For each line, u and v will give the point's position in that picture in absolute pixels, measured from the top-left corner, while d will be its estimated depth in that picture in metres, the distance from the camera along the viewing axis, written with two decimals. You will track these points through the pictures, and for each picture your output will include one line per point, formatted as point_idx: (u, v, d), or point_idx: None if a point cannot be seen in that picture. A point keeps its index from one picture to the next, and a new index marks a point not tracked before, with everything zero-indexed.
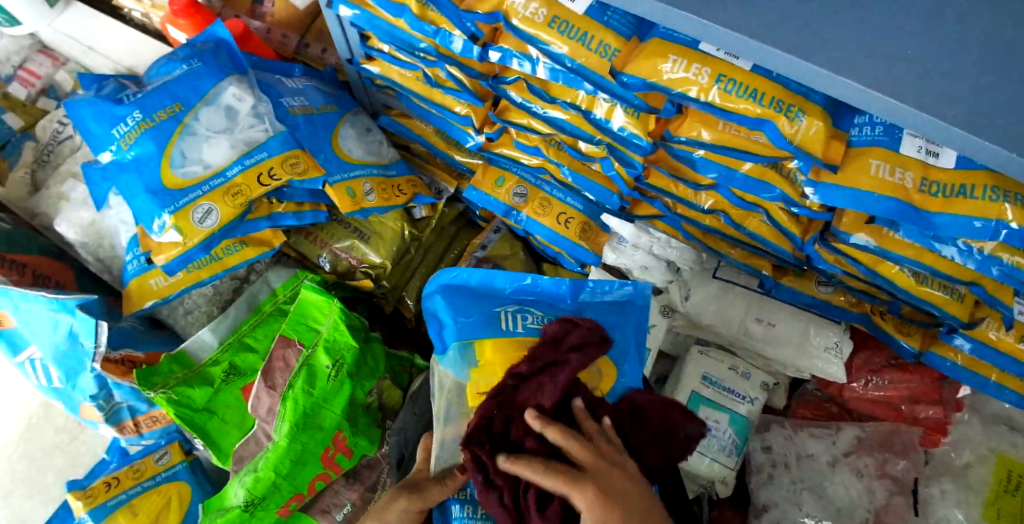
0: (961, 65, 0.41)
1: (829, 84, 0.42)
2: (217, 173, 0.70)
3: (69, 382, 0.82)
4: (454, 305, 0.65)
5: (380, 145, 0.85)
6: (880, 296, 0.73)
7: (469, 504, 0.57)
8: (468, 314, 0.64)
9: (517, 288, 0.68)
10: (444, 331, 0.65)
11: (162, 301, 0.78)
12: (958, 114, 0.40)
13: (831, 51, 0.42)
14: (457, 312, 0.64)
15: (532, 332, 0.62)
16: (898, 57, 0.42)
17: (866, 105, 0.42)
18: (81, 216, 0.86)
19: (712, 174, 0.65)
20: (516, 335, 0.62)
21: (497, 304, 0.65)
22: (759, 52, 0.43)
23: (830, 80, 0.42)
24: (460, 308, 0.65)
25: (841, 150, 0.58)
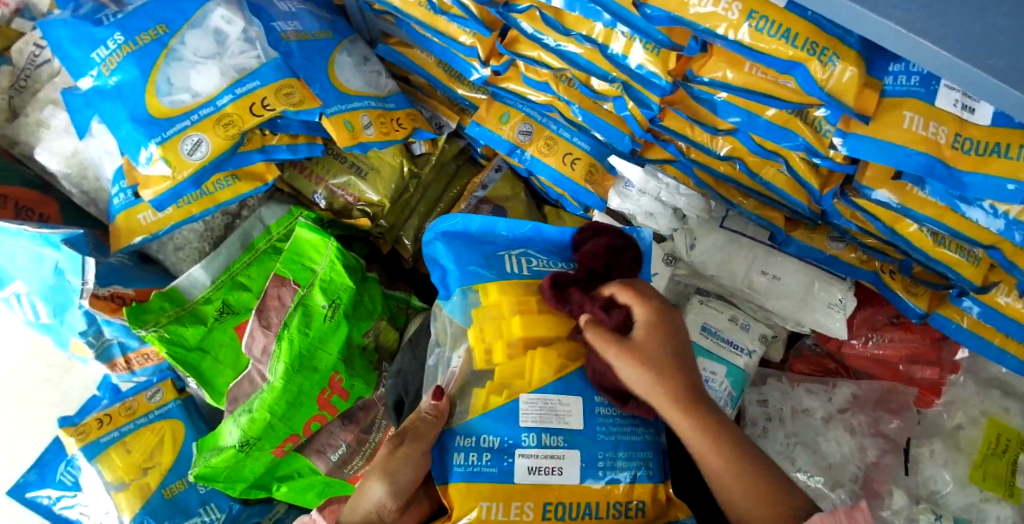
0: None
1: (893, 37, 0.37)
2: (207, 101, 0.66)
3: (58, 317, 0.80)
4: (457, 250, 0.65)
5: (378, 76, 0.80)
6: (893, 254, 0.71)
7: (462, 458, 0.54)
8: (471, 262, 0.64)
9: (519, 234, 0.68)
10: (448, 277, 0.64)
11: (150, 236, 0.75)
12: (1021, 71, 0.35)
13: None
14: (461, 256, 0.64)
15: (536, 274, 0.63)
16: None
17: (914, 53, 0.37)
18: (62, 145, 0.82)
19: (732, 119, 0.62)
20: (520, 277, 0.62)
21: (500, 249, 0.66)
22: None
23: (876, 23, 0.37)
24: (461, 253, 0.65)
25: (874, 98, 0.54)
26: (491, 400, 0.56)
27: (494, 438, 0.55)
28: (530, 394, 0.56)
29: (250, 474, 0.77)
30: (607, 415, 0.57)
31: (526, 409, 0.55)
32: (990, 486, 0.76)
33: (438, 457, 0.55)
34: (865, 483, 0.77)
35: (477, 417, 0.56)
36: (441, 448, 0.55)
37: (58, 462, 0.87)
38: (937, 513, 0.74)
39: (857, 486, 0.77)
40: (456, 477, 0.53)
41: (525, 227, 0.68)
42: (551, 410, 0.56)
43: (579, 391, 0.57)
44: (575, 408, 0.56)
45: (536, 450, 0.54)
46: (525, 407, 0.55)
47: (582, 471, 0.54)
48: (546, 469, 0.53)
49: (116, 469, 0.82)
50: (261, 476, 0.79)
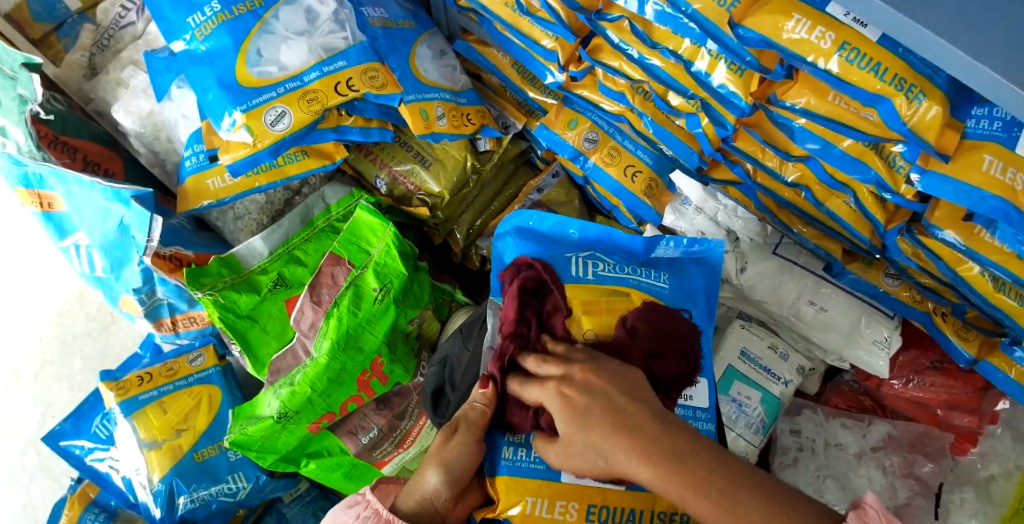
0: None
1: (997, 89, 0.39)
2: (294, 77, 0.68)
3: (113, 272, 0.83)
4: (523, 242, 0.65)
5: (453, 71, 0.82)
6: (947, 296, 0.71)
7: (514, 452, 0.55)
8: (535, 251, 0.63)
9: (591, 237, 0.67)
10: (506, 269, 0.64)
11: (217, 202, 0.77)
12: None
13: (986, 41, 0.39)
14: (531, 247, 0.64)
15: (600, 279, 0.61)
16: None
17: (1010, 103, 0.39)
18: (139, 105, 0.84)
19: (808, 146, 0.63)
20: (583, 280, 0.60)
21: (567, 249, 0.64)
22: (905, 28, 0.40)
23: (980, 73, 0.39)
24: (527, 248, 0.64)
25: (955, 139, 0.54)
26: None
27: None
28: None
29: (285, 446, 0.78)
30: None
31: None
32: None
33: (488, 448, 0.57)
34: None
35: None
36: (492, 439, 0.56)
37: (94, 415, 0.88)
38: None
39: None
40: (507, 470, 0.55)
41: (597, 230, 0.67)
42: None
43: None
44: None
45: None
46: None
47: None
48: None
49: (151, 428, 0.83)
50: (292, 451, 0.80)
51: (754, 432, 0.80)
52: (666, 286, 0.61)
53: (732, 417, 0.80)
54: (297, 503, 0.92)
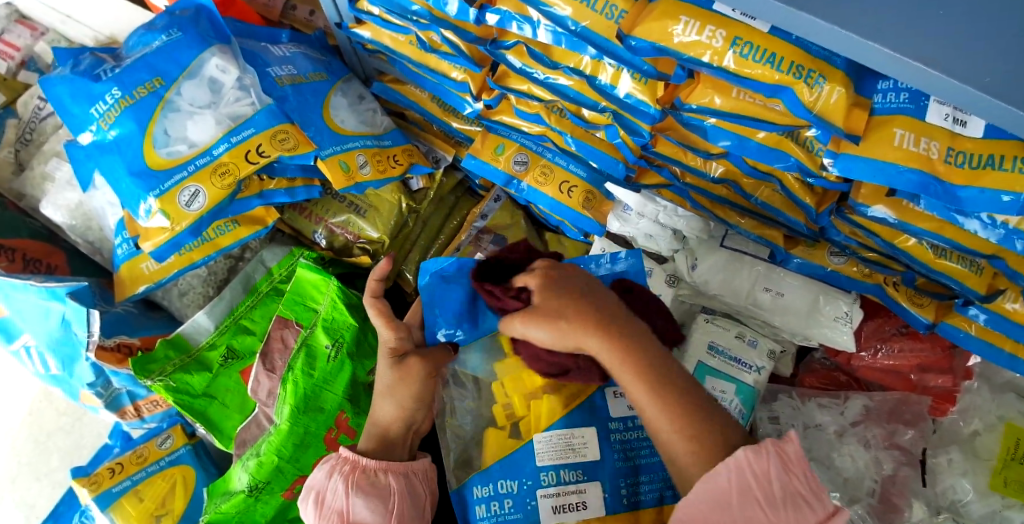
0: (980, 39, 0.40)
1: (899, 68, 0.40)
2: (203, 152, 0.67)
3: (66, 369, 0.81)
4: (452, 302, 0.61)
5: (373, 114, 0.81)
6: (894, 267, 0.70)
7: (491, 507, 0.57)
8: (468, 310, 0.62)
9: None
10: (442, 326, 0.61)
11: (154, 285, 0.75)
12: (989, 79, 0.39)
13: (867, 22, 0.40)
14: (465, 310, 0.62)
15: None
16: (929, 20, 0.40)
17: (902, 75, 0.41)
18: (67, 198, 0.83)
19: (723, 143, 0.62)
20: None
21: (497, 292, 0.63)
22: (789, 18, 0.41)
23: (868, 50, 0.40)
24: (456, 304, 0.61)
25: (864, 117, 0.54)
26: (508, 445, 0.59)
27: (512, 482, 0.57)
28: (544, 433, 0.59)
29: (262, 518, 0.73)
30: (622, 439, 0.60)
31: (543, 448, 0.58)
32: (1012, 492, 0.76)
33: (461, 509, 0.58)
34: (883, 497, 0.77)
35: (494, 462, 0.58)
36: (462, 501, 0.58)
37: (72, 512, 0.87)
38: None
39: (874, 501, 0.76)
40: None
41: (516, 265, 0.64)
42: (567, 445, 0.58)
43: (591, 421, 0.59)
44: (590, 439, 0.58)
45: (556, 488, 0.57)
46: (539, 446, 0.58)
47: (605, 502, 0.57)
48: (570, 505, 0.56)
49: (128, 518, 0.81)
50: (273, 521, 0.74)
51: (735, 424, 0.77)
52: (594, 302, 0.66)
53: None
54: None
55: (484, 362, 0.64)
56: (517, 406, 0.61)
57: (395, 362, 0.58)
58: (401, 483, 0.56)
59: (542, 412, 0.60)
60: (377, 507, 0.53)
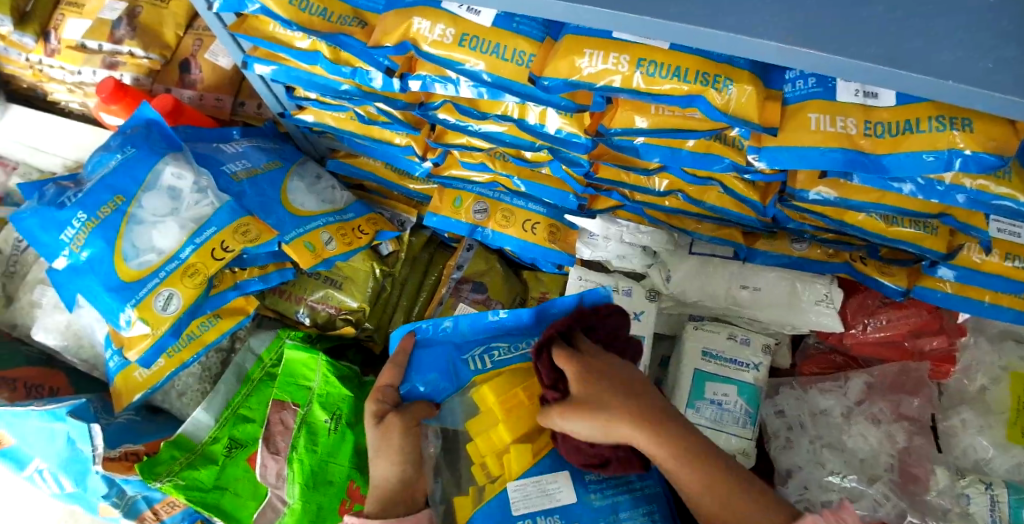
0: (857, 14, 0.42)
1: (790, 56, 0.42)
2: (171, 257, 0.70)
3: (80, 486, 0.82)
4: (423, 359, 0.66)
5: (333, 191, 0.83)
6: (854, 242, 0.70)
7: None
8: (437, 367, 0.66)
9: (483, 327, 0.70)
10: (420, 384, 0.65)
11: (148, 390, 0.77)
12: (873, 48, 0.40)
13: (748, 19, 0.42)
14: (435, 367, 0.66)
15: (499, 366, 0.66)
16: (805, 6, 0.42)
17: (794, 61, 0.42)
18: (56, 320, 0.86)
19: (656, 158, 0.63)
20: (485, 371, 0.66)
21: (464, 350, 0.68)
22: (677, 32, 0.43)
23: (756, 45, 0.41)
24: (431, 362, 0.66)
25: (777, 108, 0.57)
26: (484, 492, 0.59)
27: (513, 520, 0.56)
28: (516, 481, 0.58)
29: None
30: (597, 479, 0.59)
31: (516, 497, 0.57)
32: None
33: None
34: (901, 470, 0.76)
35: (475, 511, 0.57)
36: None
37: None
38: (986, 482, 0.74)
39: (894, 476, 0.75)
40: None
41: (482, 319, 0.69)
42: (539, 491, 0.58)
43: (565, 465, 0.59)
44: (563, 483, 0.58)
45: None
46: (513, 495, 0.58)
47: None
48: None
49: None
50: None
51: (741, 425, 0.77)
52: None
53: (715, 420, 0.77)
54: None
55: (456, 413, 0.64)
56: (492, 464, 0.60)
57: (376, 421, 0.60)
58: None
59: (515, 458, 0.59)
60: None
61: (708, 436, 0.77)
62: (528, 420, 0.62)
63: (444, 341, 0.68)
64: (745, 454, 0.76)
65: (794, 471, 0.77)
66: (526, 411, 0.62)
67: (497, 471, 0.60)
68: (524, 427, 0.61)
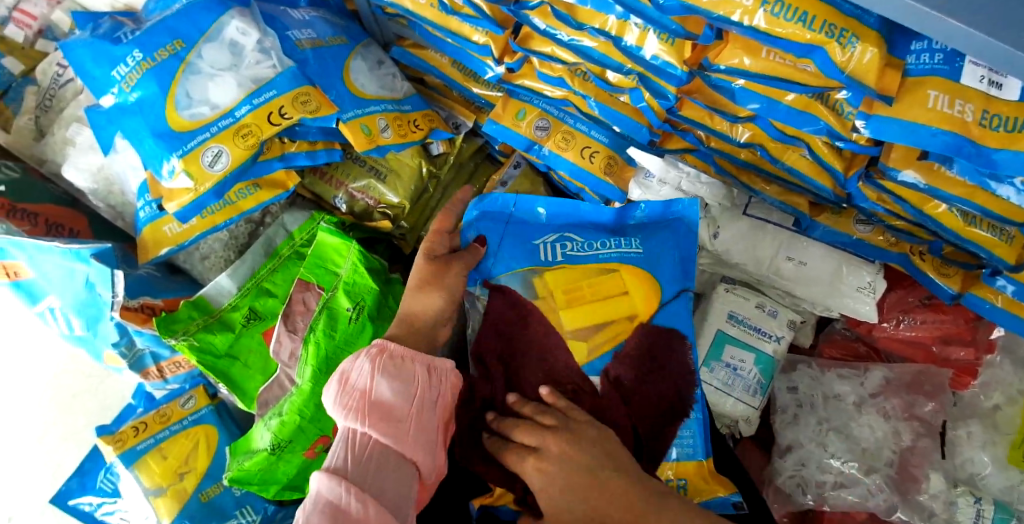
0: None
1: (933, 24, 0.36)
2: (226, 113, 0.67)
3: (91, 330, 0.82)
4: (496, 231, 0.65)
5: (393, 79, 0.79)
6: (921, 236, 0.69)
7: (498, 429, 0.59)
8: (505, 240, 0.64)
9: (561, 215, 0.67)
10: (485, 264, 0.64)
11: (178, 247, 0.76)
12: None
13: None
14: (497, 241, 0.64)
15: (570, 260, 0.63)
16: None
17: (935, 33, 0.37)
18: (89, 161, 0.83)
19: (751, 105, 0.60)
20: (553, 264, 0.63)
21: (534, 236, 0.65)
22: None
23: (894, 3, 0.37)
24: (500, 237, 0.65)
25: (897, 78, 0.53)
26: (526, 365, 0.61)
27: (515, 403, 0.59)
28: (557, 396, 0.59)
29: (285, 476, 0.74)
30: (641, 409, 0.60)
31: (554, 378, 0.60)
32: None
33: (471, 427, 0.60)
34: (900, 467, 0.76)
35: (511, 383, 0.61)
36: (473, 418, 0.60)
37: (97, 470, 0.86)
38: (976, 496, 0.74)
39: (892, 472, 0.75)
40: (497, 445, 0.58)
41: (563, 207, 0.66)
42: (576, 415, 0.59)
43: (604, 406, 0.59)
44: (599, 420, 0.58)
45: None
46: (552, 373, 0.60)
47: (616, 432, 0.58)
48: None
49: (153, 475, 0.82)
50: (294, 478, 0.76)
51: (751, 393, 0.77)
52: (639, 250, 0.63)
53: (726, 383, 0.77)
54: None
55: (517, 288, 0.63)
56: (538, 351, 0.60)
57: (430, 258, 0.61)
58: (425, 374, 0.55)
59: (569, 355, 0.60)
60: (399, 390, 0.53)
61: (717, 396, 0.77)
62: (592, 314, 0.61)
63: (513, 220, 0.66)
64: (746, 422, 0.77)
65: (795, 447, 0.78)
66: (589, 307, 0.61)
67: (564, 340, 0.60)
68: (586, 319, 0.61)
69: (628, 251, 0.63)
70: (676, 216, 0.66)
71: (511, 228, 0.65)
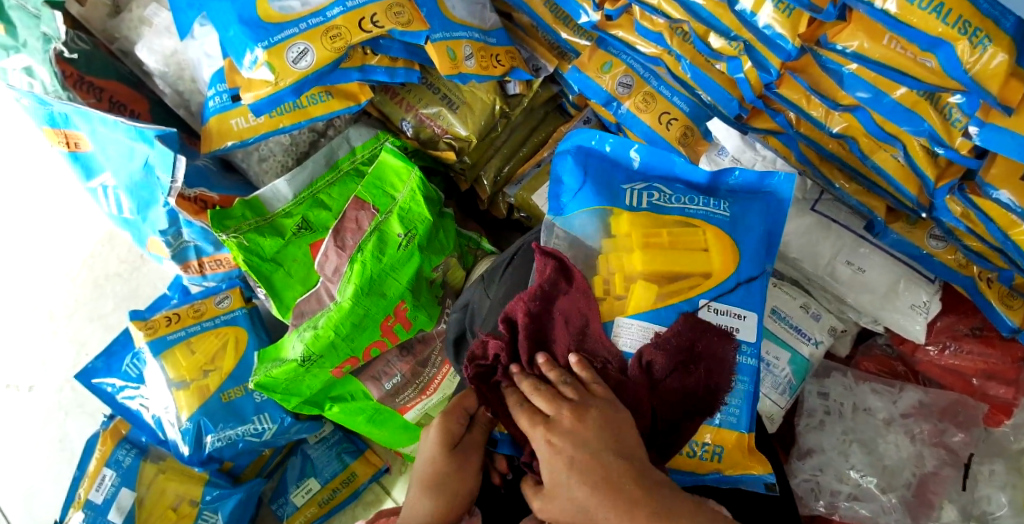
0: None
1: None
2: (317, 12, 0.66)
3: (141, 214, 0.81)
4: (583, 164, 0.61)
5: (483, 9, 0.77)
6: (994, 261, 0.66)
7: None
8: (594, 172, 0.60)
9: (652, 167, 0.62)
10: (566, 194, 0.60)
11: (241, 142, 0.75)
12: None
13: None
14: (581, 176, 0.60)
15: (655, 208, 0.57)
16: None
17: None
18: (163, 44, 0.82)
19: (859, 94, 0.58)
20: (638, 210, 0.57)
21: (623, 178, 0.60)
22: None
23: None
24: (589, 167, 0.61)
25: (1020, 91, 0.48)
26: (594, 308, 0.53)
27: None
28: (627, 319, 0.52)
29: (308, 388, 0.76)
30: None
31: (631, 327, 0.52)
32: None
33: None
34: (918, 490, 0.74)
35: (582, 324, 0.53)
36: None
37: (125, 353, 0.89)
38: None
39: (908, 493, 0.74)
40: None
41: (660, 157, 0.61)
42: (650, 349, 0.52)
43: None
44: None
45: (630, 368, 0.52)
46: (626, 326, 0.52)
47: None
48: None
49: (179, 368, 0.84)
50: (315, 394, 0.78)
51: (779, 392, 0.76)
52: (727, 215, 0.57)
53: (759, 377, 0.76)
54: (321, 444, 0.92)
55: (592, 230, 0.57)
56: (615, 285, 0.54)
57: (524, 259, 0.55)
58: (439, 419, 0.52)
59: (633, 300, 0.53)
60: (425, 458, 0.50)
61: None
62: (665, 261, 0.54)
63: (601, 161, 0.62)
64: (770, 419, 0.76)
65: (816, 452, 0.77)
66: (664, 253, 0.54)
67: (632, 277, 0.54)
68: (659, 266, 0.54)
69: (715, 212, 0.57)
70: (767, 190, 0.61)
71: (598, 165, 0.61)
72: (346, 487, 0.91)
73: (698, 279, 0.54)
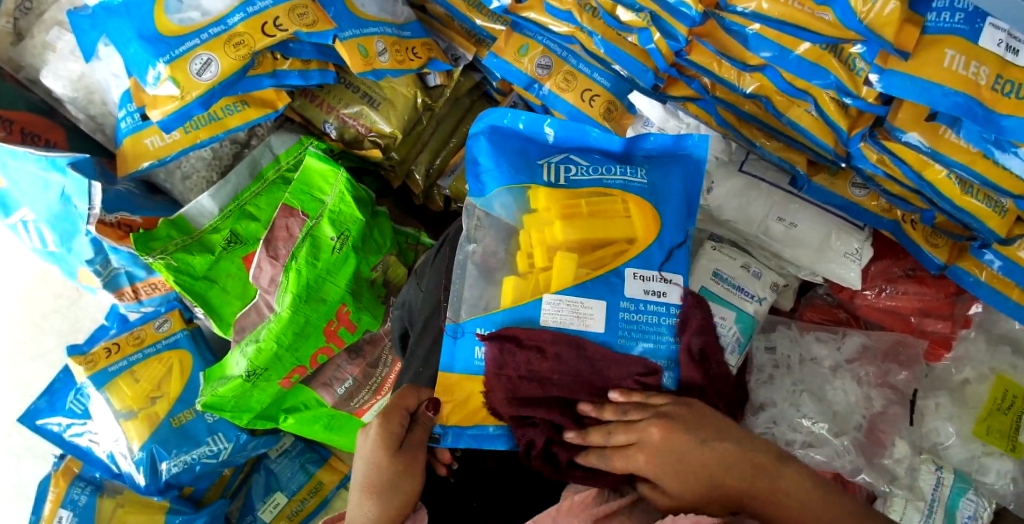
0: None
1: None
2: (218, 20, 0.64)
3: (64, 246, 0.78)
4: (498, 145, 0.61)
5: (394, 3, 0.75)
6: (914, 203, 0.68)
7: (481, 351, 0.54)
8: (509, 151, 0.60)
9: (568, 139, 0.62)
10: (483, 173, 0.60)
11: (159, 162, 0.73)
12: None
13: None
14: (496, 157, 0.60)
15: (572, 182, 0.58)
16: None
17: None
18: (68, 68, 0.79)
19: (764, 53, 0.58)
20: (556, 185, 0.57)
21: (539, 155, 0.60)
22: None
23: None
24: (503, 148, 0.61)
25: (914, 35, 0.49)
26: (518, 290, 0.54)
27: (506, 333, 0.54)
28: (554, 294, 0.53)
29: (257, 403, 0.74)
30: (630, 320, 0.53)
31: (549, 308, 0.53)
32: (993, 440, 0.76)
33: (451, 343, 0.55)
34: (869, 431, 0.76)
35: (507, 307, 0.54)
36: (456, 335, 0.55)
37: (68, 390, 0.86)
38: (937, 464, 0.75)
39: (860, 435, 0.75)
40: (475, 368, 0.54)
41: (575, 129, 0.61)
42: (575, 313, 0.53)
43: (605, 297, 0.53)
44: (597, 313, 0.53)
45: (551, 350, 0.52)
46: (548, 306, 0.53)
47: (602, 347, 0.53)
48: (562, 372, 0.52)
49: (124, 398, 0.82)
50: (267, 407, 0.77)
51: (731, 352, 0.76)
52: (645, 183, 0.58)
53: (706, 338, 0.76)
54: (284, 457, 0.92)
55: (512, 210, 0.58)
56: (538, 257, 0.55)
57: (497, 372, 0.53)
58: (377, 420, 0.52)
59: (557, 274, 0.54)
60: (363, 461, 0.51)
61: None
62: (588, 230, 0.55)
63: (516, 137, 0.62)
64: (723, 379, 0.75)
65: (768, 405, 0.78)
66: (585, 223, 0.55)
67: (556, 249, 0.55)
68: (582, 235, 0.55)
69: (632, 180, 0.58)
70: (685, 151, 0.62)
71: (512, 144, 0.61)
72: (314, 497, 0.90)
73: (624, 245, 0.55)
